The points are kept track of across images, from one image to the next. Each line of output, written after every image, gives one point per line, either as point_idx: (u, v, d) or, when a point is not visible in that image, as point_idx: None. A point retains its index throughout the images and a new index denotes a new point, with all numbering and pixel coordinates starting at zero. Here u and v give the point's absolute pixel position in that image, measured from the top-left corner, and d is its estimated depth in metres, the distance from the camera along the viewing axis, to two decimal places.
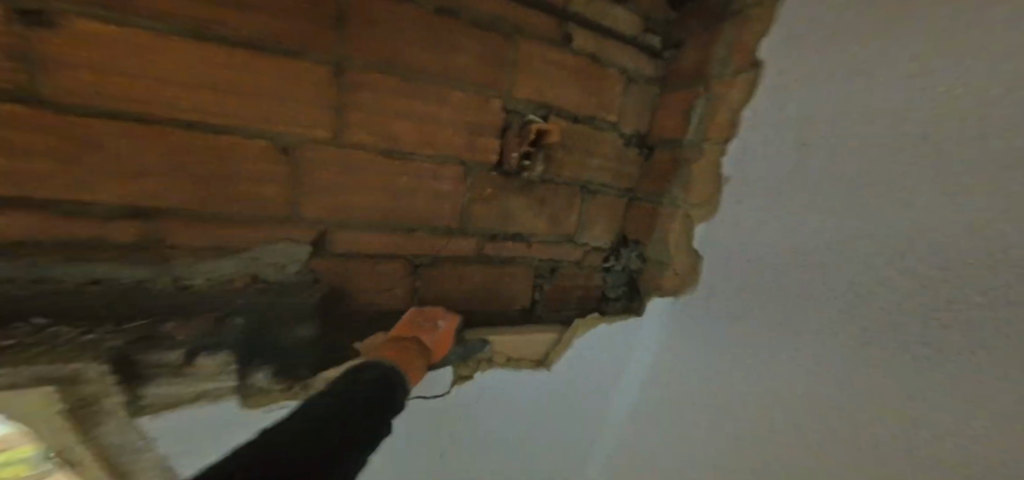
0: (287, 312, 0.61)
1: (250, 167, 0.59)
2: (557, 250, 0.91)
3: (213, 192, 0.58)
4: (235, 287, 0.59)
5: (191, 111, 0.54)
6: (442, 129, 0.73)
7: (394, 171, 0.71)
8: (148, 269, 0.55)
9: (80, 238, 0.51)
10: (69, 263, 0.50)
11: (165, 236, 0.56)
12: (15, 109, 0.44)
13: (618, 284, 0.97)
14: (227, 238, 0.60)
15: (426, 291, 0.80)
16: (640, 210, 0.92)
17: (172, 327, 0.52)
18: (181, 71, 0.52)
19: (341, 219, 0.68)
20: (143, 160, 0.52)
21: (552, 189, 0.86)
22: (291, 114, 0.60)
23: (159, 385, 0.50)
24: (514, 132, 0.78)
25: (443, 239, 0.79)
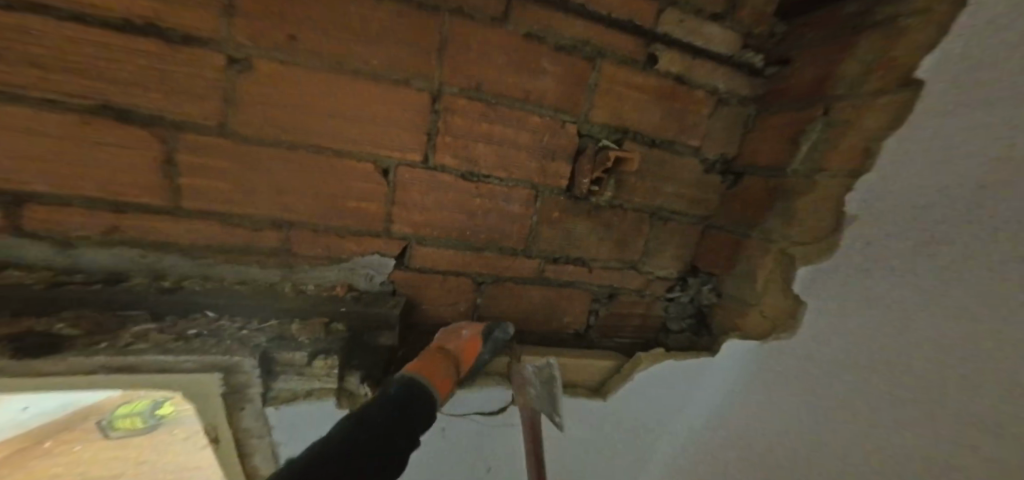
0: (377, 321, 0.68)
1: (348, 188, 0.66)
2: (620, 276, 0.89)
3: (319, 210, 0.66)
4: (335, 294, 0.69)
5: (304, 137, 0.61)
6: (516, 153, 0.75)
7: (468, 192, 0.75)
8: (275, 273, 0.66)
9: (228, 244, 0.62)
10: (224, 265, 0.62)
11: (288, 245, 0.66)
12: (188, 136, 0.55)
13: (681, 317, 0.94)
14: (330, 250, 0.69)
15: (487, 307, 0.85)
16: (715, 239, 0.87)
17: (295, 329, 0.61)
18: (301, 104, 0.59)
19: (419, 235, 0.75)
20: (274, 179, 0.61)
21: (621, 214, 0.84)
22: (386, 139, 0.65)
23: (284, 379, 0.61)
24: (587, 158, 0.78)
25: (507, 258, 0.82)
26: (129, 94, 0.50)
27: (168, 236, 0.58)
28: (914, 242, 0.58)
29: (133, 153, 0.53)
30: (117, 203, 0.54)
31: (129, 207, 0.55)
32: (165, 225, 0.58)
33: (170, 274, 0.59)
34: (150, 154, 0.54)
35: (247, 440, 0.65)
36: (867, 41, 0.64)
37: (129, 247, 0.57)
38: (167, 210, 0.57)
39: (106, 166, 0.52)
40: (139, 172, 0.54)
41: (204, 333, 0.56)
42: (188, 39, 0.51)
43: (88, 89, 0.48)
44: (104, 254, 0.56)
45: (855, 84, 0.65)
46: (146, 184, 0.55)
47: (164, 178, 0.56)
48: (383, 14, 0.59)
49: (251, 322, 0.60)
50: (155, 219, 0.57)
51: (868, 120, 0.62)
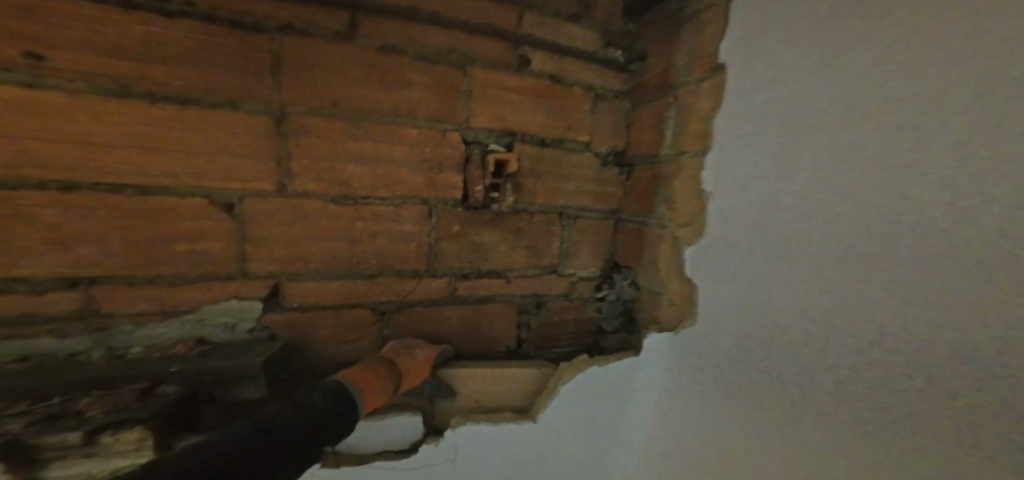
0: (227, 375, 0.58)
1: (177, 227, 0.58)
2: (540, 284, 0.84)
3: (138, 257, 0.57)
4: (173, 353, 0.58)
5: (98, 174, 0.53)
6: (397, 168, 0.69)
7: (350, 216, 0.67)
8: (90, 338, 0.56)
9: (19, 311, 0.53)
10: (7, 340, 0.52)
11: (105, 303, 0.56)
12: None
13: (613, 316, 0.90)
14: (163, 302, 0.59)
15: (397, 339, 0.75)
16: (626, 232, 0.85)
17: (84, 404, 0.50)
18: (82, 134, 0.52)
19: (291, 271, 0.65)
20: (64, 228, 0.53)
21: (527, 220, 0.80)
22: (221, 167, 0.59)
23: (63, 469, 0.48)
24: (475, 165, 0.73)
25: (409, 282, 0.74)
26: None
27: None
28: (753, 214, 0.60)
29: None
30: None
31: None
32: None
33: None
34: None
35: None
36: (690, 32, 0.71)
37: None
38: None
39: None
40: None
41: None
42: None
43: None
44: None
45: (686, 73, 0.72)
46: None
47: None
48: (174, 28, 0.54)
49: (17, 406, 0.48)
50: None
51: (699, 104, 0.69)
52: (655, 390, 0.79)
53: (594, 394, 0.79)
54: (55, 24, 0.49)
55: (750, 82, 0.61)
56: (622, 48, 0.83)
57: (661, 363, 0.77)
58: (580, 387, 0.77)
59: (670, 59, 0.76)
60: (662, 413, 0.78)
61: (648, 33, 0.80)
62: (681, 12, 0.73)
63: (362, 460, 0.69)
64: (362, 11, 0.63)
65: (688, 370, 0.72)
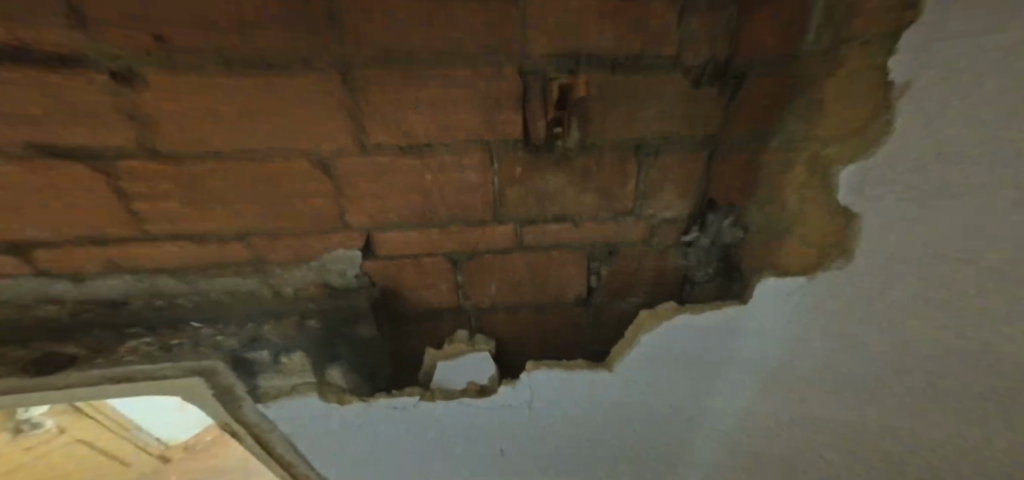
0: (349, 314, 0.74)
1: (288, 187, 0.66)
2: (615, 228, 0.76)
3: (265, 213, 0.67)
4: (311, 294, 0.74)
5: (223, 145, 0.61)
6: (454, 114, 0.66)
7: (420, 169, 0.69)
8: (255, 282, 0.72)
9: (205, 263, 0.69)
10: (204, 278, 0.70)
11: (258, 255, 0.70)
12: (119, 164, 0.60)
13: (707, 263, 0.78)
14: (290, 252, 0.71)
15: (471, 285, 0.78)
16: (729, 165, 0.70)
17: (266, 332, 0.71)
18: (203, 111, 0.58)
19: (379, 226, 0.72)
20: (214, 192, 0.64)
21: (598, 157, 0.71)
22: (308, 129, 0.62)
23: (265, 377, 0.68)
24: (536, 97, 0.66)
25: (476, 231, 0.74)
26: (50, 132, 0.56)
27: (148, 262, 0.67)
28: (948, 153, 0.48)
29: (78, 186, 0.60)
30: (107, 238, 0.64)
31: (110, 240, 0.64)
32: (141, 252, 0.66)
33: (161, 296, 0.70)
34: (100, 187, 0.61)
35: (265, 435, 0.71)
36: None
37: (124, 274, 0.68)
38: (133, 240, 0.65)
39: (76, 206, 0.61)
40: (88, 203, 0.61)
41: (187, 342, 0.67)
42: (68, 59, 0.51)
43: (24, 134, 0.55)
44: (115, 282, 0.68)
45: None
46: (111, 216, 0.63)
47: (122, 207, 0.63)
48: None
49: (235, 328, 0.71)
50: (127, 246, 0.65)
51: None
52: (750, 363, 0.68)
53: (684, 350, 0.69)
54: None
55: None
56: None
57: (786, 311, 0.63)
58: (681, 339, 0.68)
59: None
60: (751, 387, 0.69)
61: None
62: None
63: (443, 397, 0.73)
64: None
65: (823, 314, 0.62)
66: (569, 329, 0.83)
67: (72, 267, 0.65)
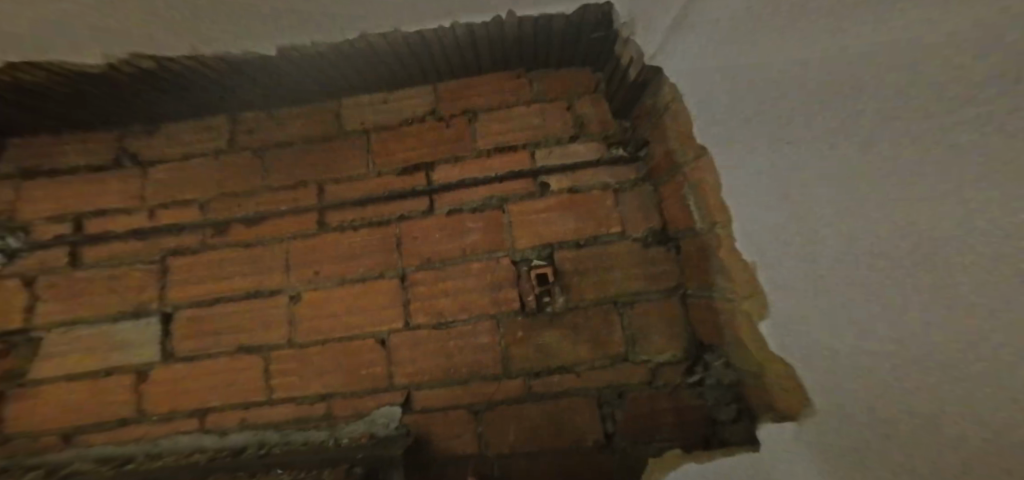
0: (384, 461, 0.79)
1: (362, 358, 0.94)
2: (613, 375, 0.81)
3: (341, 379, 0.93)
4: (360, 442, 0.85)
5: (334, 334, 0.96)
6: (469, 290, 0.93)
7: (443, 337, 0.92)
8: (325, 432, 0.90)
9: (290, 424, 0.92)
10: (303, 432, 0.91)
11: (330, 416, 0.92)
12: (264, 346, 0.98)
13: (725, 403, 0.74)
14: (354, 414, 0.91)
15: (490, 436, 0.83)
16: (697, 308, 0.77)
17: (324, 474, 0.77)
18: (326, 306, 0.97)
19: (416, 384, 0.91)
20: (312, 360, 0.95)
21: (583, 314, 0.85)
22: (378, 317, 0.95)
23: None
24: (526, 281, 0.90)
25: (491, 385, 0.86)
26: (250, 329, 0.99)
27: (264, 424, 0.93)
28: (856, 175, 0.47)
29: (247, 363, 0.97)
30: (247, 402, 0.95)
31: (249, 408, 0.94)
32: (261, 415, 0.93)
33: (270, 445, 0.90)
34: (257, 362, 0.97)
35: None
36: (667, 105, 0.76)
37: (266, 432, 0.92)
38: (257, 401, 0.94)
39: (241, 374, 0.96)
40: (244, 375, 0.96)
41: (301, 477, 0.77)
42: (282, 289, 1.00)
43: (235, 335, 0.99)
44: (242, 439, 0.92)
45: (681, 147, 0.74)
46: (249, 386, 0.95)
47: (261, 374, 0.96)
48: (363, 237, 0.99)
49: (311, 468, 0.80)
50: (250, 410, 0.94)
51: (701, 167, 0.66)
52: None
53: None
54: (310, 259, 1.00)
55: (733, 68, 0.57)
56: (625, 149, 0.93)
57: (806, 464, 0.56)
58: None
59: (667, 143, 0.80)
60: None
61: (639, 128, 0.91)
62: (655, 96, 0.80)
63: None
64: (435, 196, 0.98)
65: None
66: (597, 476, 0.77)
67: (219, 424, 0.94)
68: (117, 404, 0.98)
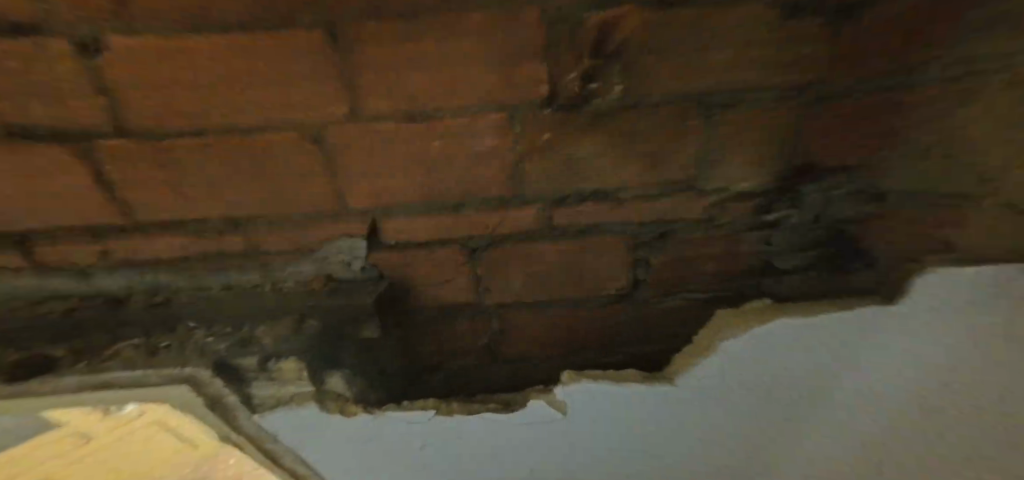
0: (349, 314, 0.65)
1: (282, 168, 0.57)
2: (663, 204, 0.63)
3: (258, 198, 0.60)
4: (311, 290, 0.66)
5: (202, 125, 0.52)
6: (459, 71, 0.51)
7: (419, 140, 0.57)
8: (257, 274, 0.66)
9: (200, 255, 0.63)
10: (217, 274, 0.65)
11: (257, 247, 0.64)
12: (66, 144, 0.52)
13: (801, 245, 0.64)
14: (296, 243, 0.64)
15: (491, 280, 0.69)
16: (836, 116, 0.53)
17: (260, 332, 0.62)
18: (151, 75, 0.47)
19: (383, 206, 0.63)
20: (185, 169, 0.56)
21: (647, 119, 0.56)
22: (284, 102, 0.51)
23: (258, 385, 0.61)
24: (565, 47, 0.50)
25: (496, 211, 0.64)
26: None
27: (149, 258, 0.63)
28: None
29: (53, 173, 0.54)
30: (101, 227, 0.60)
31: (110, 235, 0.60)
32: (138, 245, 0.61)
33: (164, 293, 0.64)
34: (74, 171, 0.54)
35: (268, 445, 0.67)
36: None
37: (159, 274, 0.64)
38: (121, 227, 0.60)
39: (53, 189, 0.55)
40: (61, 192, 0.56)
41: (230, 339, 0.61)
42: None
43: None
44: (112, 282, 0.63)
45: None
46: (84, 205, 0.57)
47: (99, 190, 0.56)
48: None
49: (238, 327, 0.64)
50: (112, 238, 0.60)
51: None
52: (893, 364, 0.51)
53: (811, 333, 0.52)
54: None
55: None
56: None
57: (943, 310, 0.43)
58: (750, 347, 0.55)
59: None
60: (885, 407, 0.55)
61: None
62: None
63: (480, 383, 0.79)
64: None
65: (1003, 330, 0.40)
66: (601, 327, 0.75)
67: (64, 260, 0.61)
68: None
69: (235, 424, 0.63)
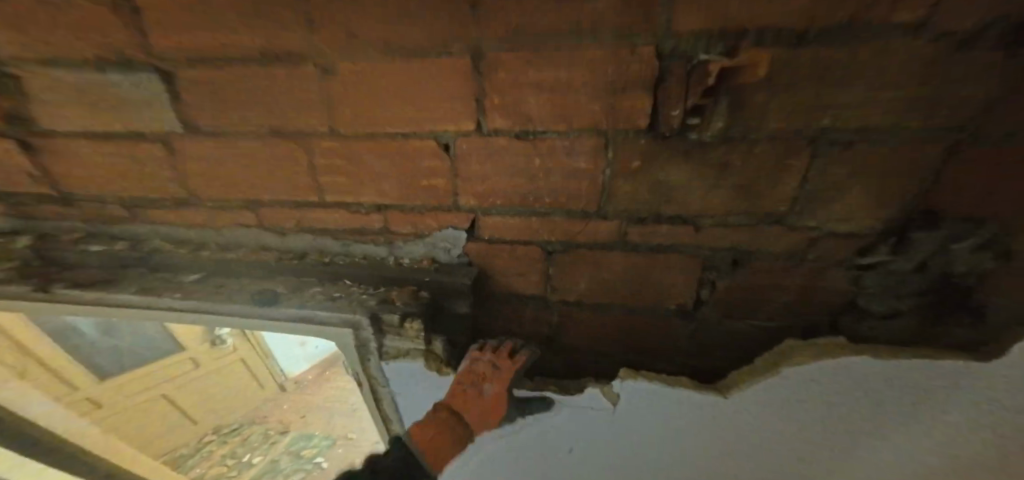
0: (452, 291, 0.79)
1: (417, 167, 0.73)
2: (745, 234, 0.65)
3: (398, 187, 0.76)
4: (422, 266, 0.82)
5: (378, 127, 0.70)
6: (579, 99, 0.61)
7: (526, 153, 0.68)
8: (384, 248, 0.84)
9: (349, 227, 0.83)
10: (362, 243, 0.84)
11: (386, 227, 0.81)
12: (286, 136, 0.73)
13: (901, 292, 0.62)
14: (414, 227, 0.80)
15: (560, 281, 0.78)
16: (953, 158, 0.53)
17: (393, 295, 0.79)
18: (366, 89, 0.66)
19: (484, 206, 0.75)
20: (354, 161, 0.74)
21: (744, 153, 0.59)
22: (441, 114, 0.67)
23: (390, 338, 0.78)
24: (674, 83, 0.56)
25: (578, 223, 0.71)
26: (258, 114, 0.71)
27: (315, 225, 0.84)
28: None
29: (272, 156, 0.76)
30: (291, 198, 0.81)
31: (295, 203, 0.81)
32: (311, 214, 0.82)
33: (331, 253, 0.87)
34: (284, 156, 0.75)
35: (383, 386, 0.85)
36: None
37: (326, 239, 0.85)
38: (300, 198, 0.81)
39: (270, 168, 0.77)
40: (275, 171, 0.78)
41: (379, 296, 0.80)
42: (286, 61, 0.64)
43: (243, 120, 0.72)
44: (293, 239, 0.87)
45: None
46: (283, 183, 0.79)
47: (297, 171, 0.77)
48: None
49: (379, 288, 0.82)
50: (296, 207, 0.82)
51: None
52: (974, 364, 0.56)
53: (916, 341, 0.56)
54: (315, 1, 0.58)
55: None
56: None
57: None
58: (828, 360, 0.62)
59: None
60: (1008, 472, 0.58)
61: None
62: None
63: (542, 369, 0.89)
64: None
65: None
66: (659, 339, 0.79)
67: (268, 218, 0.85)
68: (147, 179, 0.83)
69: (366, 366, 0.82)
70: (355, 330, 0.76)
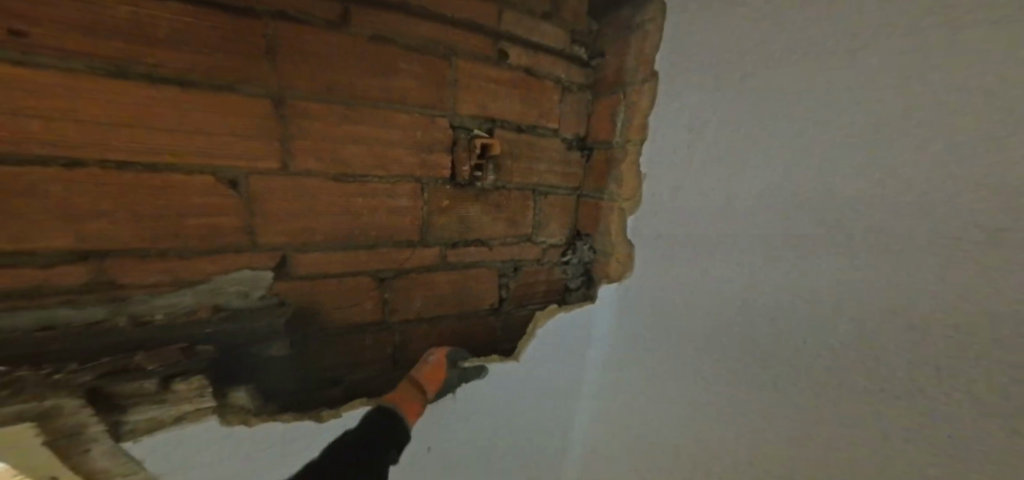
0: (255, 336, 0.67)
1: (191, 204, 0.62)
2: (518, 250, 0.99)
3: (150, 231, 0.61)
4: (198, 318, 0.64)
5: (130, 155, 0.57)
6: (394, 150, 0.77)
7: (349, 193, 0.75)
8: (113, 305, 0.60)
9: (34, 286, 0.55)
10: (63, 306, 0.57)
11: (115, 277, 0.60)
12: None
13: (577, 275, 1.08)
14: (180, 274, 0.64)
15: (396, 302, 0.86)
16: (588, 206, 1.03)
17: (140, 360, 0.58)
18: (119, 109, 0.55)
19: (296, 244, 0.72)
20: (69, 195, 0.55)
21: (506, 195, 0.93)
22: (234, 149, 0.64)
23: (136, 410, 0.59)
24: (462, 148, 0.84)
25: (405, 251, 0.84)
26: None
27: None
28: (880, 171, 0.52)
29: None
30: None
31: None
32: None
33: None
34: None
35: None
36: (640, 47, 0.88)
37: None
38: None
39: None
40: None
41: (103, 372, 0.56)
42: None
43: None
44: None
45: (633, 74, 0.89)
46: None
47: None
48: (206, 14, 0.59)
49: (98, 360, 0.57)
50: None
51: (641, 102, 0.88)
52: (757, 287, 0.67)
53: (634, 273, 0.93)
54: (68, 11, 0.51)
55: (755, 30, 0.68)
56: (583, 46, 0.98)
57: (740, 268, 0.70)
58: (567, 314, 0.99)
59: (621, 64, 0.93)
60: (647, 406, 0.91)
61: (604, 35, 0.96)
62: (628, 30, 0.90)
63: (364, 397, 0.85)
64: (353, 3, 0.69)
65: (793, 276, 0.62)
66: (483, 335, 0.98)
67: None
68: None
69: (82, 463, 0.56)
70: (56, 416, 0.52)
